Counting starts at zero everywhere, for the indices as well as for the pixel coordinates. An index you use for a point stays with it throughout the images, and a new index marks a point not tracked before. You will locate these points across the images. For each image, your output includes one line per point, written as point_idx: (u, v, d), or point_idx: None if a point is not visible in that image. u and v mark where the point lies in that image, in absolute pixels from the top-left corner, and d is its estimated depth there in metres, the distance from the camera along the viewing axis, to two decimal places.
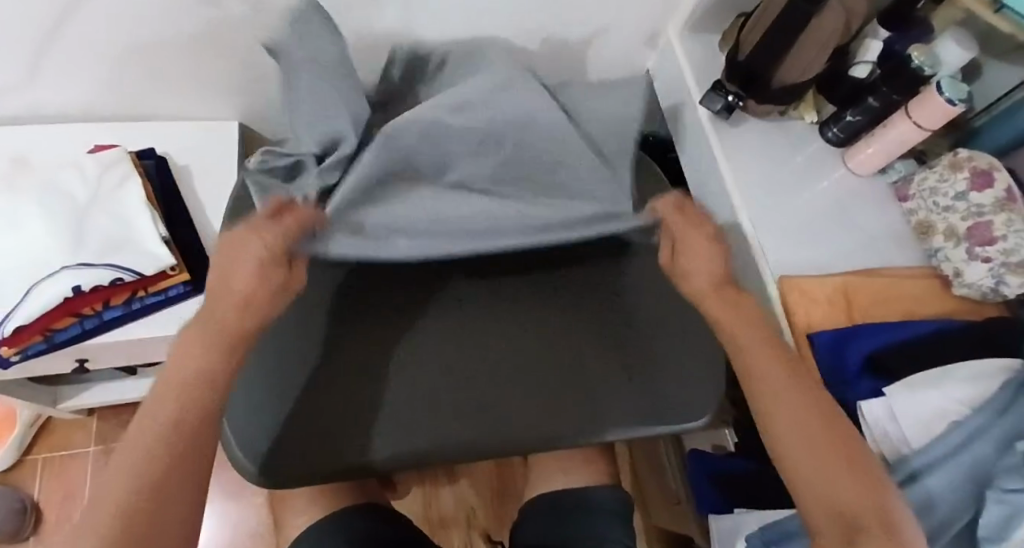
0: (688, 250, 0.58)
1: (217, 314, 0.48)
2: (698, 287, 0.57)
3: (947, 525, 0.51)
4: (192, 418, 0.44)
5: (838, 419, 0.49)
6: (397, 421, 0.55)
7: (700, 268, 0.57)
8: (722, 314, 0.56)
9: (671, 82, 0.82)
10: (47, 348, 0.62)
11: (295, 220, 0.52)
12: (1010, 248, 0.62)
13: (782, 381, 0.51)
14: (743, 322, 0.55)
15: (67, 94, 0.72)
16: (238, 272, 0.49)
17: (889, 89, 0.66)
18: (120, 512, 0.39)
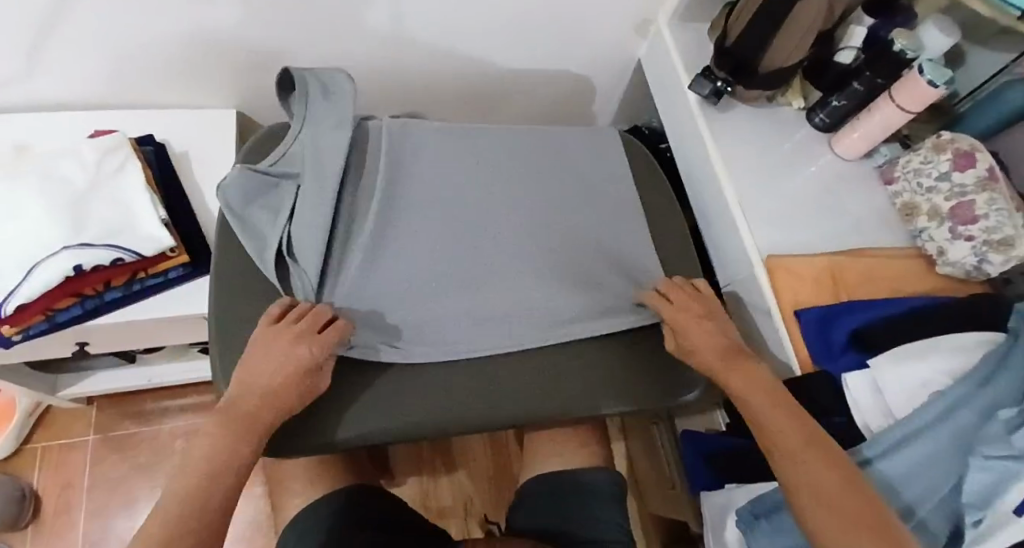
0: (687, 327, 0.63)
1: (245, 399, 0.52)
2: (708, 361, 0.60)
3: (931, 491, 0.54)
4: (212, 508, 0.48)
5: (854, 479, 0.50)
6: (392, 407, 0.59)
7: (707, 343, 0.61)
8: (730, 378, 0.59)
9: (661, 71, 0.83)
10: (49, 328, 0.63)
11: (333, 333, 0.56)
12: (991, 226, 0.63)
13: (798, 445, 0.52)
14: (755, 390, 0.57)
15: (68, 83, 0.73)
16: (266, 369, 0.53)
17: (872, 73, 0.68)
18: None
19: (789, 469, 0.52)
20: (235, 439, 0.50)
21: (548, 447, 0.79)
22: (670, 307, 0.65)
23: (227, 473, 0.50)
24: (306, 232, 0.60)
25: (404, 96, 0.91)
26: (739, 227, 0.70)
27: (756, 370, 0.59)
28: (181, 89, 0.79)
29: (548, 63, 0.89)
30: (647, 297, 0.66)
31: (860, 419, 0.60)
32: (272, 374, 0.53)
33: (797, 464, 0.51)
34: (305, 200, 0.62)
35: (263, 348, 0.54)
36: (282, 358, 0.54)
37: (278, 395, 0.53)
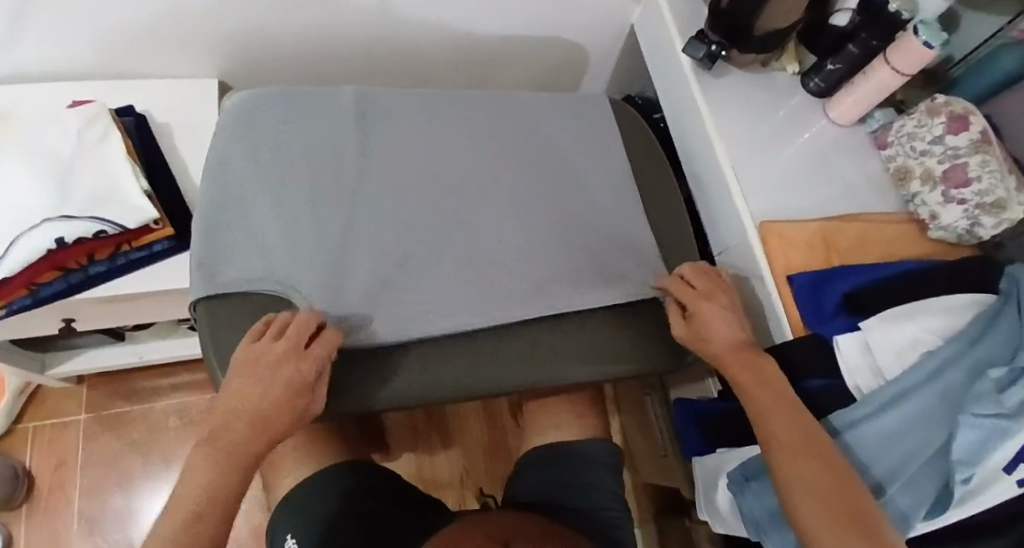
0: (708, 315, 0.61)
1: (254, 382, 0.52)
2: (715, 350, 0.60)
3: (918, 451, 0.53)
4: (227, 481, 0.51)
5: (841, 469, 0.50)
6: (394, 375, 0.59)
7: (721, 331, 0.60)
8: (739, 373, 0.58)
9: (655, 38, 0.82)
10: (33, 302, 0.62)
11: (298, 330, 0.53)
12: (985, 189, 0.62)
13: (793, 438, 0.53)
14: (758, 384, 0.57)
15: (42, 53, 0.70)
16: (255, 386, 0.52)
17: (868, 35, 0.67)
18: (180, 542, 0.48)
19: (785, 462, 0.52)
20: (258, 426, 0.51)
21: (545, 420, 0.79)
22: (690, 294, 0.64)
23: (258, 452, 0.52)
24: (273, 236, 0.60)
25: (392, 67, 0.90)
26: (733, 193, 0.69)
27: (767, 366, 0.58)
28: (163, 59, 0.76)
29: (539, 30, 0.88)
30: (666, 282, 0.66)
31: (850, 379, 0.59)
32: (263, 395, 0.52)
33: (795, 456, 0.52)
34: (269, 216, 0.61)
35: (244, 364, 0.53)
36: (298, 381, 0.52)
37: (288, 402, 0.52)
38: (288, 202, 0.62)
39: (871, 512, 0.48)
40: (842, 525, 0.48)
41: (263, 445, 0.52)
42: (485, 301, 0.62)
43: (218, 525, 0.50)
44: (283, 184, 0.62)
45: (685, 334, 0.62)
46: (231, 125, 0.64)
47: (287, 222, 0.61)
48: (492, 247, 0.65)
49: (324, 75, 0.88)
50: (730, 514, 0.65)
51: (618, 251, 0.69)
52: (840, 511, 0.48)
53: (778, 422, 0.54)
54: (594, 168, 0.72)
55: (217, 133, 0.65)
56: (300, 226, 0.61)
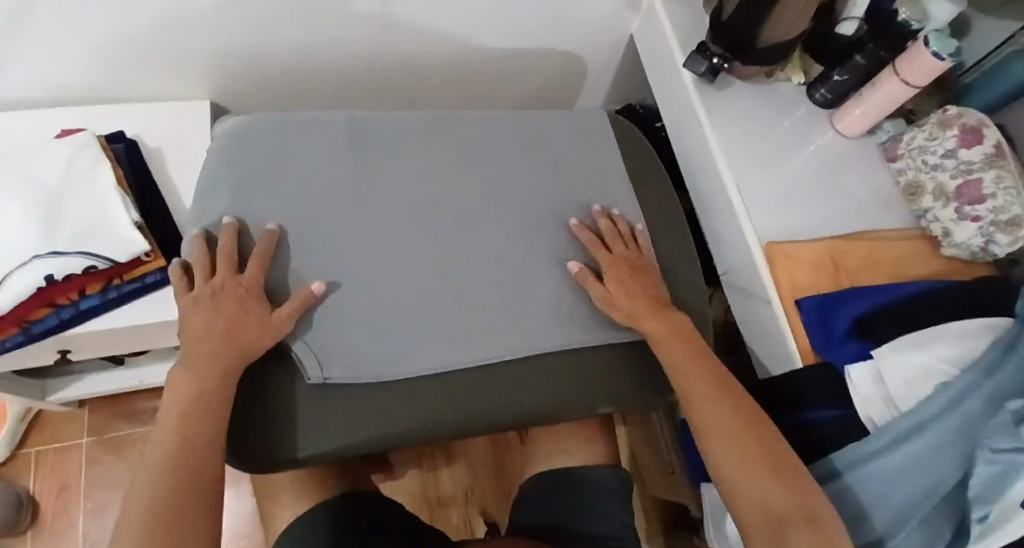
0: (625, 276, 0.64)
1: (196, 326, 0.53)
2: (634, 307, 0.62)
3: (932, 488, 0.51)
4: (193, 429, 0.49)
5: (754, 417, 0.54)
6: (397, 417, 0.57)
7: (638, 288, 0.63)
8: (656, 332, 0.61)
9: (655, 49, 0.80)
10: (27, 340, 0.61)
11: (225, 252, 0.56)
12: (999, 206, 0.60)
13: (707, 393, 0.56)
14: (671, 340, 0.60)
15: (29, 82, 0.68)
16: (210, 317, 0.53)
17: (876, 46, 0.65)
18: (153, 499, 0.45)
19: (701, 413, 0.55)
20: (219, 365, 0.51)
21: (552, 445, 0.78)
22: (606, 255, 0.64)
23: (212, 387, 0.51)
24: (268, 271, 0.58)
25: (388, 82, 0.88)
26: (738, 213, 0.67)
27: (681, 322, 0.61)
28: (154, 81, 0.75)
29: (536, 43, 0.86)
30: (581, 237, 0.65)
31: (862, 410, 0.57)
32: (215, 321, 0.53)
33: (712, 408, 0.55)
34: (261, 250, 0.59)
35: (196, 300, 0.54)
36: (242, 292, 0.54)
37: (240, 317, 0.53)
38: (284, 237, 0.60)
39: (782, 454, 0.51)
40: (763, 468, 0.51)
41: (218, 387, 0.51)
42: (490, 336, 0.61)
43: (199, 473, 0.47)
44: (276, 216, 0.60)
45: (606, 297, 0.62)
46: (219, 153, 0.62)
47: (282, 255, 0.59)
48: (494, 276, 0.63)
49: (318, 93, 0.86)
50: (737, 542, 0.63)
51: None
52: (755, 455, 0.51)
53: (693, 378, 0.57)
54: (595, 187, 0.70)
55: (208, 162, 0.62)
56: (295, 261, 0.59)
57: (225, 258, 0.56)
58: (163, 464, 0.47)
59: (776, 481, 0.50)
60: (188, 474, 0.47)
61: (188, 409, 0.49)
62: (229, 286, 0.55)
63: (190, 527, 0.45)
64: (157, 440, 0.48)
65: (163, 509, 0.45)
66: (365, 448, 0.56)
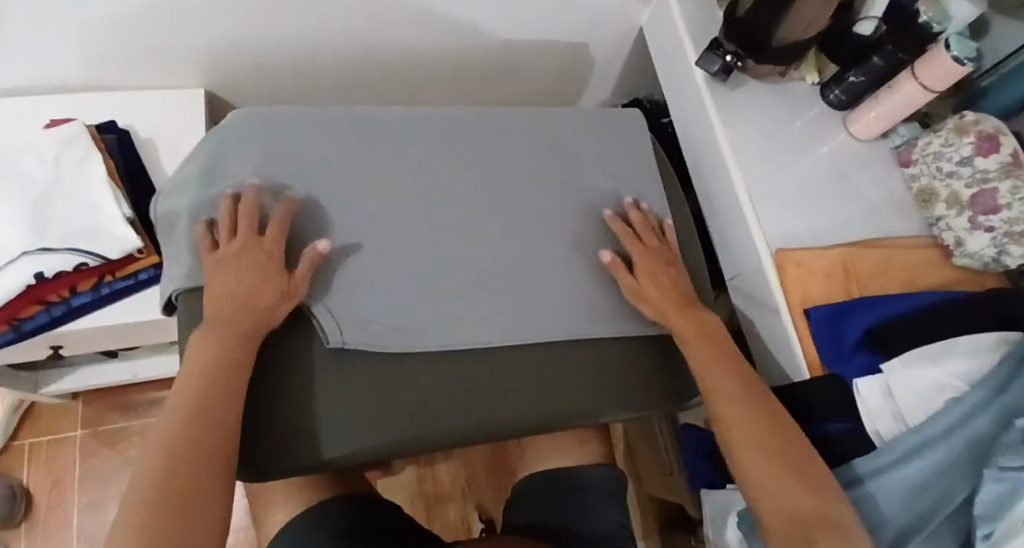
0: (653, 266, 0.63)
1: (218, 290, 0.50)
2: (663, 302, 0.61)
3: (941, 505, 0.50)
4: (211, 394, 0.45)
5: (782, 422, 0.53)
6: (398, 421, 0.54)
7: (665, 280, 0.62)
8: (685, 328, 0.60)
9: (665, 44, 0.78)
10: (17, 337, 0.59)
11: (247, 209, 0.54)
12: (1013, 217, 0.59)
13: (737, 394, 0.55)
14: (701, 339, 0.59)
15: (17, 71, 0.66)
16: (230, 276, 0.51)
17: (894, 47, 0.63)
18: (167, 467, 0.41)
19: (729, 414, 0.54)
20: (239, 333, 0.49)
21: (550, 447, 0.77)
22: (636, 245, 0.64)
23: (232, 355, 0.48)
24: None
25: (389, 75, 0.85)
26: (748, 217, 0.65)
27: (710, 322, 0.60)
28: (147, 70, 0.72)
29: (542, 35, 0.83)
30: (610, 221, 0.65)
31: (869, 424, 0.56)
32: (235, 281, 0.51)
33: (741, 409, 0.54)
34: None
35: (217, 261, 0.52)
36: (263, 253, 0.52)
37: (261, 278, 0.51)
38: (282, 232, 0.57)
39: (810, 463, 0.50)
40: (789, 473, 0.49)
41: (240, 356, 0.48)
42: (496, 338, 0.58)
43: (218, 441, 0.44)
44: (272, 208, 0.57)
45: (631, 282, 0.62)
46: (211, 142, 0.59)
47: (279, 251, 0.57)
48: (500, 278, 0.60)
49: (317, 83, 0.84)
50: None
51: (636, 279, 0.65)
52: (781, 459, 0.50)
53: (721, 379, 0.56)
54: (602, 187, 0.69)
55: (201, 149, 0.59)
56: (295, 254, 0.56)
57: (248, 214, 0.54)
58: (182, 429, 0.43)
59: (802, 489, 0.49)
60: (209, 440, 0.43)
61: (210, 376, 0.46)
62: (251, 247, 0.53)
63: (208, 495, 0.42)
64: (175, 404, 0.45)
65: (177, 476, 0.41)
66: (365, 455, 0.53)
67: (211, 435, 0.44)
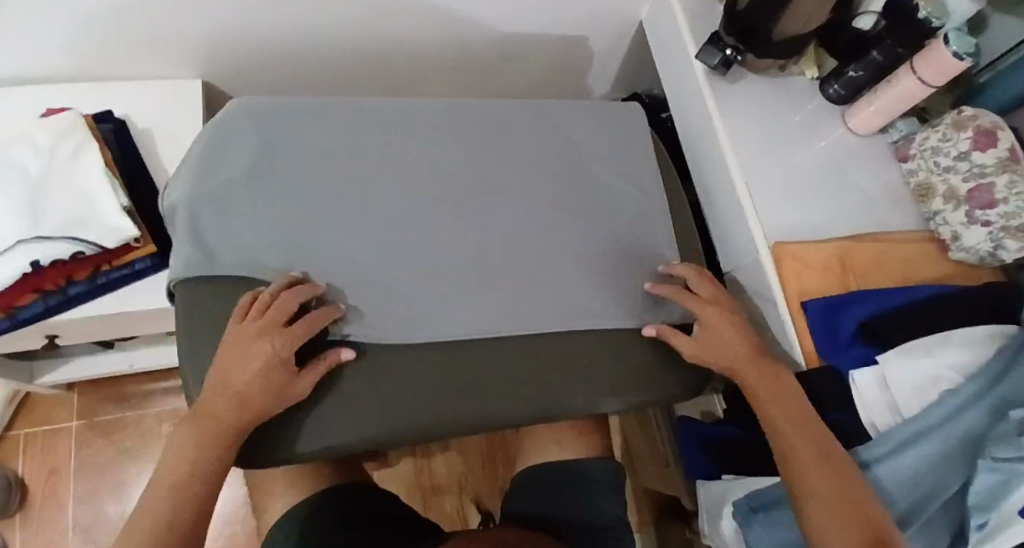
0: (712, 323, 0.61)
1: (235, 370, 0.50)
2: (728, 360, 0.59)
3: (933, 496, 0.51)
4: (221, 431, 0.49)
5: (856, 487, 0.49)
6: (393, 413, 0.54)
7: (728, 338, 0.60)
8: (755, 383, 0.57)
9: (665, 38, 0.78)
10: (12, 326, 0.59)
11: (282, 304, 0.52)
12: (1011, 211, 0.59)
13: (807, 453, 0.52)
14: (773, 394, 0.56)
15: (12, 58, 0.65)
16: (241, 364, 0.50)
17: (893, 41, 0.64)
18: (174, 485, 0.48)
19: (801, 475, 0.51)
20: (242, 395, 0.49)
21: (545, 437, 0.76)
22: (695, 300, 0.62)
23: (244, 407, 0.50)
24: (264, 256, 0.56)
25: (387, 65, 0.85)
26: (745, 210, 0.65)
27: (783, 376, 0.57)
28: (143, 60, 0.72)
29: (542, 28, 0.83)
30: (659, 288, 0.63)
31: (866, 415, 0.57)
32: (245, 373, 0.49)
33: (812, 471, 0.51)
34: (257, 233, 0.57)
35: (227, 344, 0.51)
36: (281, 354, 0.51)
37: (272, 381, 0.50)
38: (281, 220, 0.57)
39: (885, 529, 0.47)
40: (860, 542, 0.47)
41: (250, 413, 0.50)
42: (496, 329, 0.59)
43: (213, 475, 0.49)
44: (272, 197, 0.58)
45: (694, 347, 0.60)
46: (214, 132, 0.59)
47: (278, 239, 0.57)
48: (498, 268, 0.61)
49: (313, 74, 0.84)
50: (732, 541, 0.63)
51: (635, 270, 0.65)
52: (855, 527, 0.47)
53: (791, 434, 0.53)
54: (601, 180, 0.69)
55: (203, 138, 0.60)
56: (297, 246, 0.57)
57: (283, 305, 0.52)
58: (192, 454, 0.49)
59: None
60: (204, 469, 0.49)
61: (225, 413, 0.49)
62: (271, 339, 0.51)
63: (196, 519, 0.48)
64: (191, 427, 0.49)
65: (179, 499, 0.48)
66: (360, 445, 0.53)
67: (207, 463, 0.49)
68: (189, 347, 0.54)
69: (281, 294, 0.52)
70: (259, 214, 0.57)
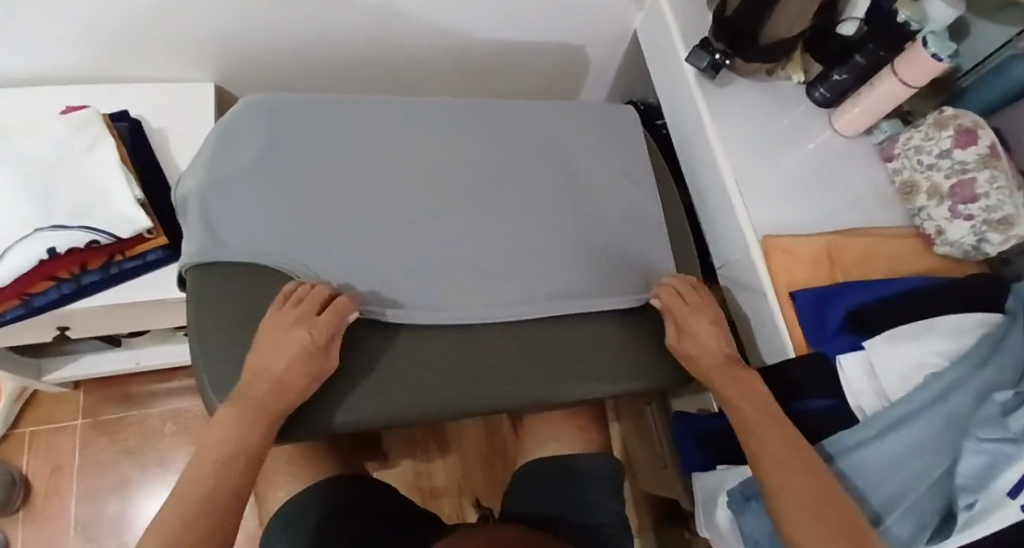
0: (697, 329, 0.62)
1: (273, 357, 0.52)
2: (704, 366, 0.61)
3: (920, 478, 0.52)
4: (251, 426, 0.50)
5: (827, 486, 0.51)
6: (399, 396, 0.56)
7: (708, 345, 0.61)
8: (727, 387, 0.59)
9: (658, 45, 0.81)
10: (26, 313, 0.61)
11: (319, 298, 0.54)
12: (992, 205, 0.61)
13: (781, 453, 0.53)
14: (744, 399, 0.57)
15: (34, 59, 0.69)
16: (278, 350, 0.52)
17: (875, 45, 0.67)
18: (203, 486, 0.48)
19: (773, 475, 0.52)
20: (278, 383, 0.51)
21: (544, 433, 0.78)
22: (683, 306, 0.63)
23: (277, 397, 0.51)
24: (270, 245, 0.58)
25: (391, 69, 0.88)
26: (736, 207, 0.68)
27: (754, 381, 0.59)
28: (158, 62, 0.75)
29: (541, 35, 0.87)
30: (661, 291, 0.64)
31: (853, 401, 0.59)
32: (282, 359, 0.52)
33: (783, 470, 0.52)
34: (265, 224, 0.59)
35: (265, 332, 0.53)
36: (315, 342, 0.53)
37: (306, 367, 0.52)
38: (287, 211, 0.60)
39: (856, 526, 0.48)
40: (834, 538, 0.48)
41: (283, 403, 0.51)
42: (494, 317, 0.61)
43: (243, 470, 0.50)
44: (278, 189, 0.60)
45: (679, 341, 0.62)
46: (223, 131, 0.62)
47: (285, 229, 0.59)
48: (496, 259, 0.64)
49: (321, 78, 0.87)
50: (728, 531, 0.64)
51: (632, 261, 0.68)
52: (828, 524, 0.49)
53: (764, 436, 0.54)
54: (596, 178, 0.71)
55: (212, 136, 0.63)
56: (303, 235, 0.59)
57: (320, 297, 0.54)
58: (224, 451, 0.50)
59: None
60: (236, 466, 0.50)
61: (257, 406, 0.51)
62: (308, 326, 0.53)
63: (227, 515, 0.48)
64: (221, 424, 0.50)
65: (209, 499, 0.48)
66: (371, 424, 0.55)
67: (238, 457, 0.50)
68: (204, 349, 0.56)
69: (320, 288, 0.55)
70: (266, 203, 0.60)
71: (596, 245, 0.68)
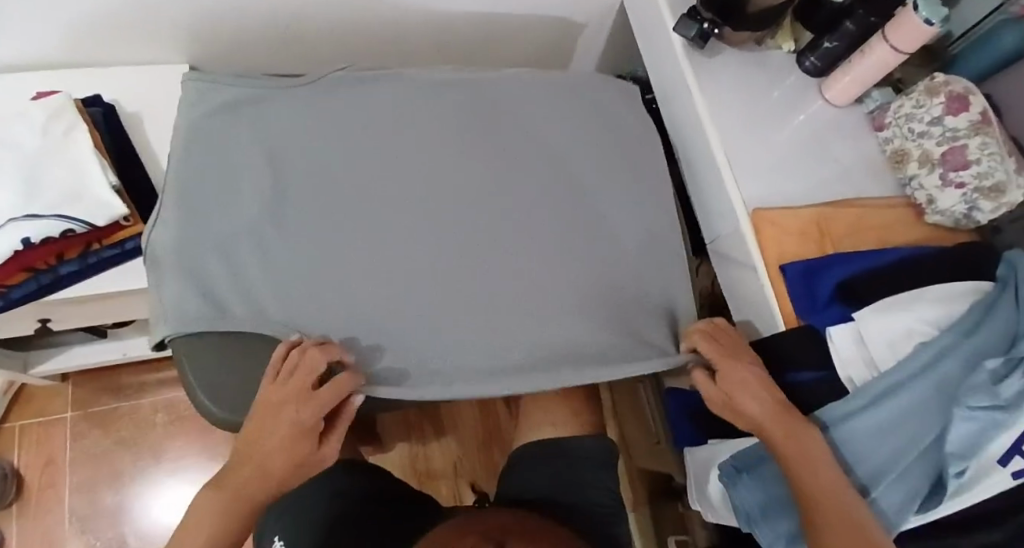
0: (737, 373, 0.57)
1: (267, 433, 0.53)
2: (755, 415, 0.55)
3: (910, 446, 0.52)
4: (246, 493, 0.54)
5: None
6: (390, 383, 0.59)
7: (756, 391, 0.56)
8: (779, 438, 0.53)
9: (645, 16, 0.79)
10: (4, 306, 0.60)
11: (313, 367, 0.53)
12: (984, 171, 0.60)
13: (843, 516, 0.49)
14: (801, 452, 0.51)
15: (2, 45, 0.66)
16: (276, 424, 0.53)
17: (865, 12, 0.64)
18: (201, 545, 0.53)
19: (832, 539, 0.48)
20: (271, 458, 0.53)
21: (540, 416, 0.79)
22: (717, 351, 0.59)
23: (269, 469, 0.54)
24: (245, 260, 0.60)
25: (373, 46, 0.86)
26: (726, 180, 0.67)
27: (807, 432, 0.53)
28: (131, 45, 0.73)
29: (525, 8, 0.84)
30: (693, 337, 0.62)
31: (843, 372, 0.58)
32: (279, 435, 0.53)
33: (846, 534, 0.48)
34: (236, 242, 0.60)
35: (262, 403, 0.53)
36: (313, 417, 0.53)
37: (302, 442, 0.53)
38: (258, 227, 0.61)
39: None
40: None
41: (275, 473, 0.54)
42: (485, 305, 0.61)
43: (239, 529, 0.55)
44: (248, 208, 0.61)
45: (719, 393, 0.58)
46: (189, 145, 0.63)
47: (258, 242, 0.60)
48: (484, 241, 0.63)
49: (303, 57, 0.85)
50: (721, 503, 0.63)
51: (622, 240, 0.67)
52: None
53: (821, 492, 0.50)
54: (584, 155, 0.70)
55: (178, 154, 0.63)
56: (278, 245, 0.61)
57: (316, 367, 0.53)
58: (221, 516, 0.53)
59: None
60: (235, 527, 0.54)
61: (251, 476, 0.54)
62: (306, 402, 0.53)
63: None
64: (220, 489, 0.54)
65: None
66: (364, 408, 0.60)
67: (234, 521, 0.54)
68: (193, 365, 0.59)
69: (316, 353, 0.53)
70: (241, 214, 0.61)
71: (586, 223, 0.67)
